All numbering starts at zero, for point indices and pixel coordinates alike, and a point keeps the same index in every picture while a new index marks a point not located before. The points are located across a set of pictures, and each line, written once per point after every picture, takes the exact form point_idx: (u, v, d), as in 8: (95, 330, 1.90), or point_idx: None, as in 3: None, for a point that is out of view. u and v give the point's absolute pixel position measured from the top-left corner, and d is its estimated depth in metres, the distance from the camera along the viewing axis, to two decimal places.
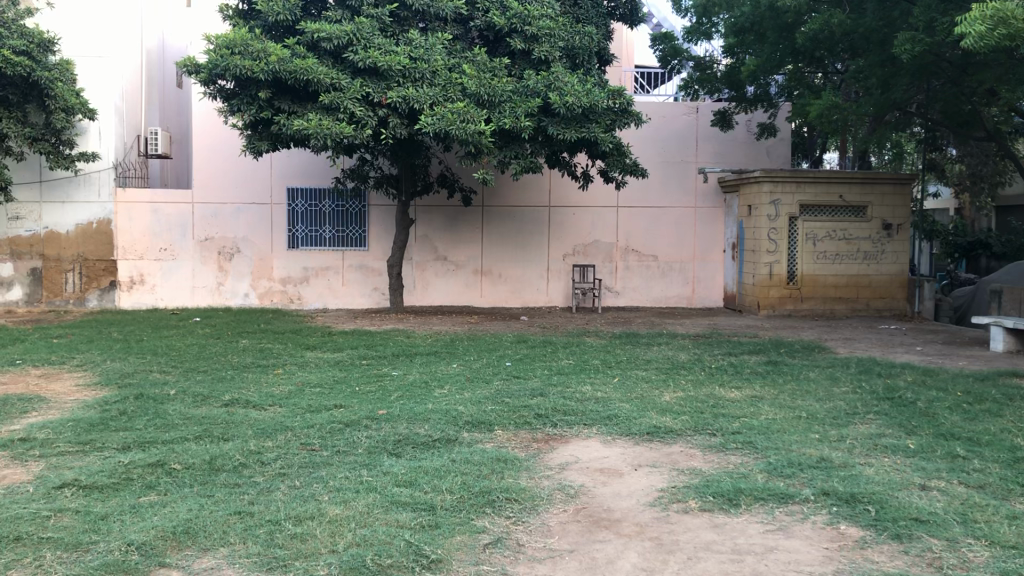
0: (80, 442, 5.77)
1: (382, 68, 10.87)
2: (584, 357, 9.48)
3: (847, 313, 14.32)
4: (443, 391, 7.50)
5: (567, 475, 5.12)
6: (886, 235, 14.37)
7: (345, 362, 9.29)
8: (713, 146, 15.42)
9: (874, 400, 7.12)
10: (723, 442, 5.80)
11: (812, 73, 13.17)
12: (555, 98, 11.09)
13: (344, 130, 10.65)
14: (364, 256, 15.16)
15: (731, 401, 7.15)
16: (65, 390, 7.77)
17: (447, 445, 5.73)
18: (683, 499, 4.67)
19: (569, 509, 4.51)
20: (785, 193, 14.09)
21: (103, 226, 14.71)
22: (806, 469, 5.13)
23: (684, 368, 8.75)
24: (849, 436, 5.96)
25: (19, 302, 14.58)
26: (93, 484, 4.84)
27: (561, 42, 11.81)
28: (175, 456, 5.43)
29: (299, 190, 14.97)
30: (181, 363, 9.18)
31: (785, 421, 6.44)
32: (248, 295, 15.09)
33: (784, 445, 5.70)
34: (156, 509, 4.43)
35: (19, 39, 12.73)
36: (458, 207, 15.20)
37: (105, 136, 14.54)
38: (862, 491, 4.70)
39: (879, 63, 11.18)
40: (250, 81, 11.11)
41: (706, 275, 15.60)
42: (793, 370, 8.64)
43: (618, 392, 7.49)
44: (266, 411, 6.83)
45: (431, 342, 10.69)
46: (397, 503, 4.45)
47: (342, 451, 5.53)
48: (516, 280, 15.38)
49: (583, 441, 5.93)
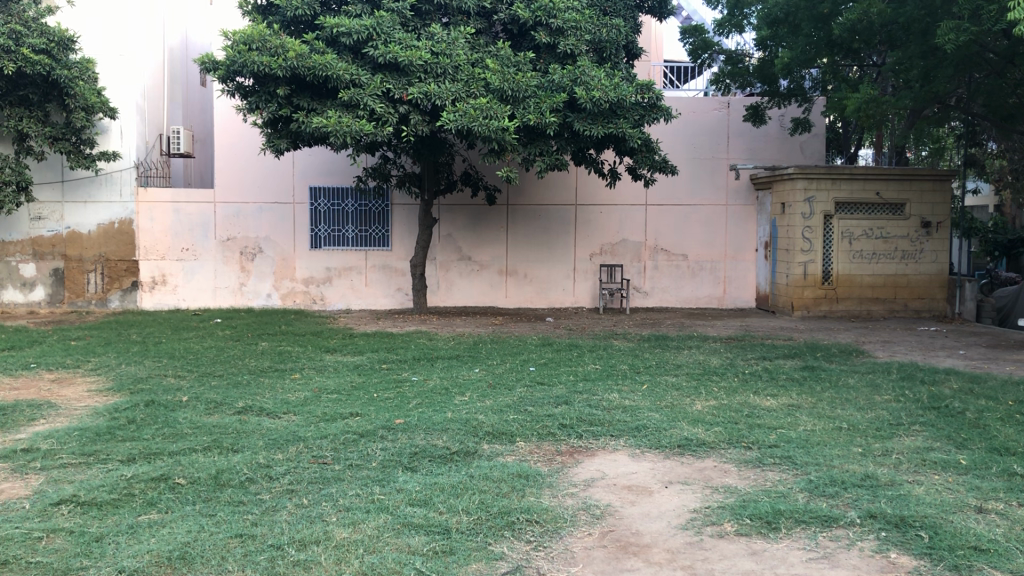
0: (84, 454, 5.53)
1: (403, 63, 10.59)
2: (611, 362, 9.14)
3: (884, 314, 13.86)
4: (463, 399, 7.20)
5: (593, 492, 4.80)
6: (925, 233, 13.87)
7: (364, 366, 9.01)
8: (745, 141, 14.98)
9: (920, 410, 6.71)
10: (759, 457, 5.45)
11: (848, 65, 12.72)
12: (581, 93, 10.73)
13: (364, 127, 10.37)
14: (388, 256, 14.89)
15: (766, 411, 6.77)
16: (76, 395, 7.58)
17: (466, 458, 5.42)
18: (718, 522, 4.32)
19: (595, 532, 4.19)
20: (820, 190, 13.64)
21: (124, 226, 14.58)
22: (850, 488, 4.76)
23: (716, 374, 8.39)
24: (895, 450, 5.57)
25: (42, 302, 14.52)
26: (91, 500, 4.59)
27: (587, 35, 11.48)
28: (181, 469, 5.17)
29: (322, 189, 14.76)
30: (198, 367, 8.98)
31: (825, 432, 6.08)
32: (270, 296, 14.89)
33: (825, 460, 5.33)
34: (154, 529, 4.17)
35: (39, 38, 12.60)
36: (482, 206, 14.90)
37: (127, 135, 14.39)
38: (913, 514, 4.32)
39: (919, 54, 10.70)
40: (269, 77, 10.86)
41: (737, 275, 15.17)
42: (832, 376, 8.23)
43: (647, 400, 7.15)
44: (280, 419, 6.58)
45: (453, 345, 10.39)
46: (409, 525, 4.15)
47: (355, 465, 5.24)
48: (542, 280, 15.06)
49: (611, 454, 5.60)
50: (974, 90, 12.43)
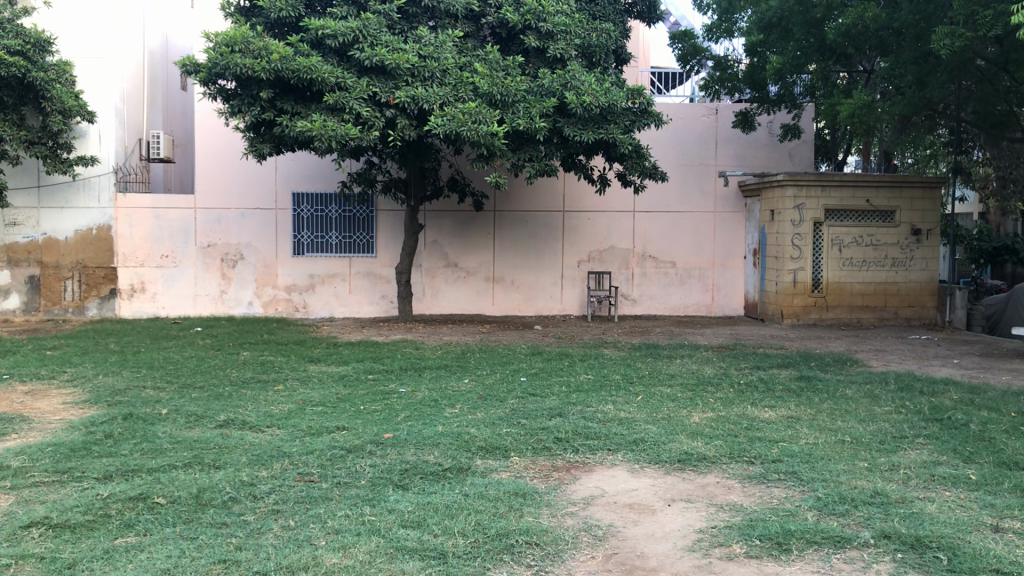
0: (57, 471, 5.27)
1: (390, 66, 10.38)
2: (603, 372, 8.94)
3: (875, 322, 13.76)
4: (454, 411, 6.98)
5: (593, 511, 4.58)
6: (915, 240, 13.81)
7: (349, 377, 8.78)
8: (734, 148, 14.87)
9: (922, 422, 6.56)
10: (764, 472, 5.26)
11: (838, 71, 12.65)
12: (572, 98, 10.57)
13: (349, 131, 10.15)
14: (372, 263, 14.64)
15: (765, 423, 6.59)
16: (50, 408, 7.28)
17: (460, 475, 5.20)
18: (726, 543, 4.12)
19: (599, 555, 3.98)
20: (810, 197, 13.54)
21: (103, 233, 14.27)
22: (861, 506, 4.58)
23: (711, 385, 8.19)
24: (902, 465, 5.40)
25: (17, 310, 14.17)
26: (65, 523, 4.33)
27: (577, 39, 11.34)
28: (160, 488, 4.91)
29: (305, 195, 14.49)
30: (178, 377, 8.71)
31: (829, 446, 5.90)
32: (252, 303, 14.61)
33: (832, 475, 5.15)
34: (132, 554, 3.92)
35: (14, 39, 12.33)
36: (469, 212, 14.70)
37: (105, 140, 14.10)
38: (928, 534, 4.14)
39: (913, 60, 10.60)
40: (251, 80, 10.61)
41: (726, 282, 15.04)
42: (829, 387, 8.07)
43: (643, 412, 6.94)
44: (263, 434, 6.33)
45: (441, 355, 10.17)
46: (403, 549, 3.93)
47: (343, 483, 5.00)
48: (529, 288, 14.86)
49: (609, 470, 5.40)
50: (964, 96, 12.37)
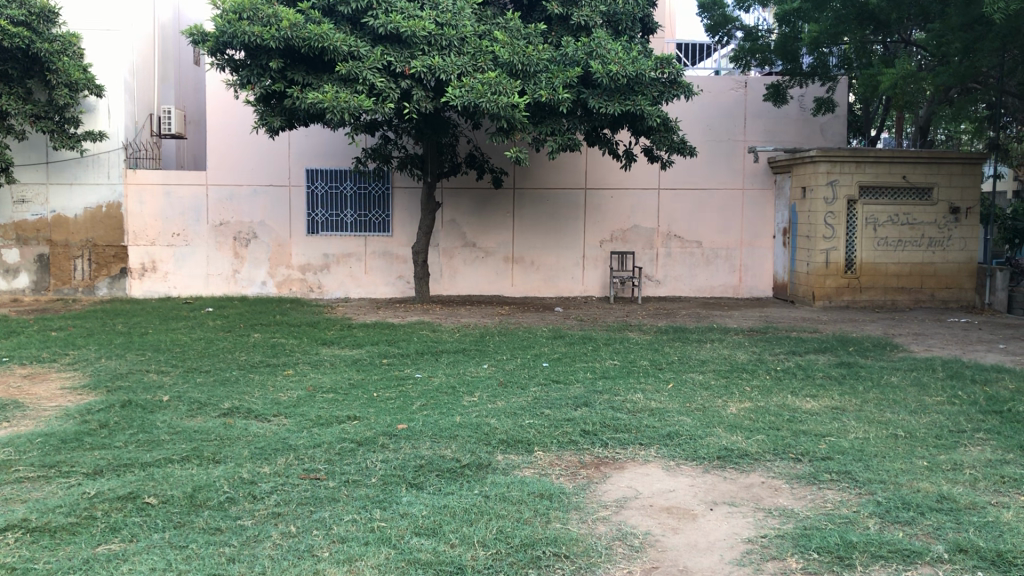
0: (44, 466, 4.86)
1: (405, 33, 9.86)
2: (630, 357, 8.44)
3: (910, 304, 13.19)
4: (473, 399, 6.54)
5: (628, 517, 4.13)
6: (954, 219, 13.19)
7: (363, 361, 8.32)
8: (765, 123, 14.29)
9: (980, 415, 6.05)
10: (814, 472, 4.77)
11: (877, 40, 12.03)
12: (598, 67, 10.05)
13: (363, 103, 9.64)
14: (388, 242, 14.19)
15: (808, 415, 6.09)
16: (47, 395, 6.88)
17: (478, 472, 4.76)
18: (781, 557, 3.66)
19: (636, 570, 3.53)
20: (844, 174, 12.94)
21: (113, 211, 13.90)
22: (928, 513, 4.09)
23: (745, 371, 7.70)
24: (966, 464, 4.90)
25: (26, 290, 13.85)
26: (44, 526, 3.92)
27: (602, 6, 10.83)
28: (153, 486, 4.49)
29: (319, 171, 14.03)
30: (183, 361, 8.30)
31: (880, 441, 5.41)
32: (266, 283, 14.22)
33: (890, 477, 4.65)
34: (114, 565, 3.50)
35: (18, 9, 11.93)
36: (488, 190, 14.21)
37: (115, 114, 13.70)
38: (1012, 548, 3.64)
39: (961, 26, 9.97)
40: (261, 49, 10.14)
41: (754, 263, 14.49)
42: (872, 374, 7.57)
43: (675, 402, 6.47)
44: (269, 423, 5.91)
45: (459, 338, 9.70)
46: (416, 563, 3.50)
47: (352, 481, 4.57)
48: (549, 268, 14.39)
49: (642, 467, 4.93)
50: (1010, 68, 11.73)
